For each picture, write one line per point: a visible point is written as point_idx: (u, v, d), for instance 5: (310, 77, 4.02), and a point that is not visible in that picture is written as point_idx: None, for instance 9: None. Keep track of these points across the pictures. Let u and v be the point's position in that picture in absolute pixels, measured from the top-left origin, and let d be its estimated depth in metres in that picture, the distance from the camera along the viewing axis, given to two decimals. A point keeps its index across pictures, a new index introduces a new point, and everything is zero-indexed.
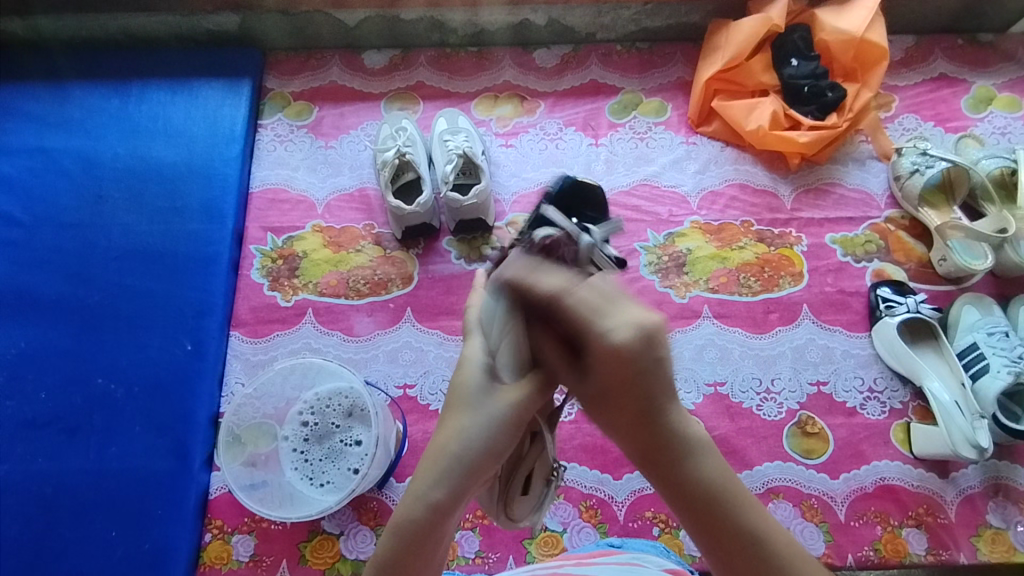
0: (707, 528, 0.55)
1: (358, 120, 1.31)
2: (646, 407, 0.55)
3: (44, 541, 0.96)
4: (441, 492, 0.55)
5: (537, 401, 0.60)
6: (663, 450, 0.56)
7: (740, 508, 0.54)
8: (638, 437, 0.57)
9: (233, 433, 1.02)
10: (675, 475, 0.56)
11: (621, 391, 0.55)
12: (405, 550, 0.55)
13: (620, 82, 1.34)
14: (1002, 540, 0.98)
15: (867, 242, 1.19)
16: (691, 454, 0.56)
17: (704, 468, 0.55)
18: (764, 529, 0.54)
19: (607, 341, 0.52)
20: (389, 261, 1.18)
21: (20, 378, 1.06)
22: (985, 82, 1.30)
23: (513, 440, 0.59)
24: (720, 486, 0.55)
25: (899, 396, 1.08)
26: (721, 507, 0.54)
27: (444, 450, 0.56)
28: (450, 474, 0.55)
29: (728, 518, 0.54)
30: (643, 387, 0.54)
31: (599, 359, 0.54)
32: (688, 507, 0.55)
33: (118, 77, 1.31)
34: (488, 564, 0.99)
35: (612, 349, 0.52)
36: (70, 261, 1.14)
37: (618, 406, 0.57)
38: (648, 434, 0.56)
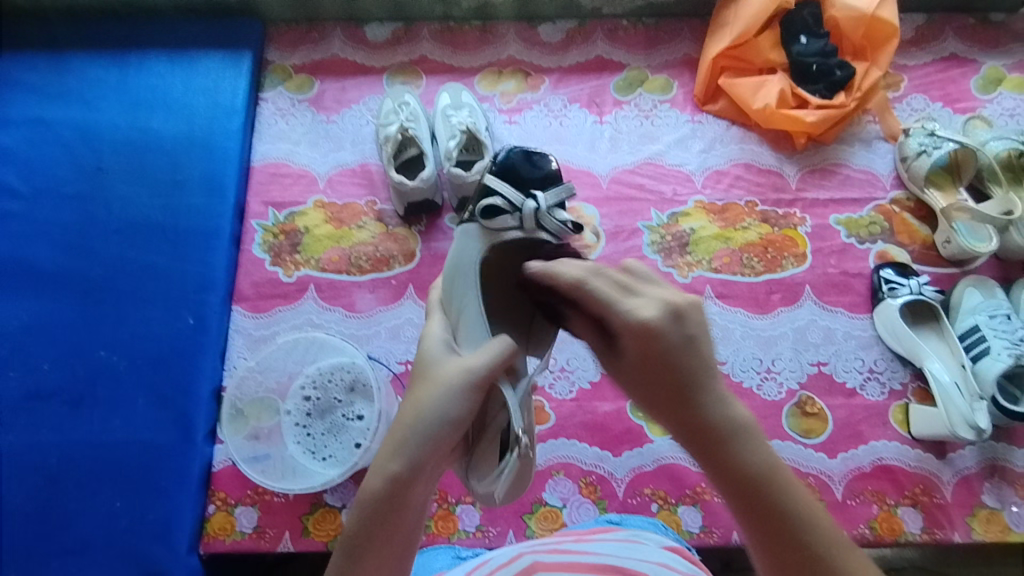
0: (757, 517, 0.50)
1: (359, 94, 1.30)
2: (677, 384, 0.53)
3: (49, 511, 0.97)
4: (399, 463, 0.54)
5: (494, 370, 0.59)
6: (703, 430, 0.53)
7: (784, 494, 0.50)
8: (672, 416, 0.54)
9: (236, 406, 1.05)
10: (714, 458, 0.52)
11: (654, 369, 0.54)
12: (368, 525, 0.54)
13: (626, 58, 1.32)
14: (997, 520, 0.99)
15: (871, 224, 1.18)
16: (739, 438, 0.52)
17: (745, 450, 0.52)
18: (809, 519, 0.50)
19: (627, 317, 0.55)
20: (391, 238, 1.18)
21: (22, 350, 1.06)
22: (996, 63, 1.29)
23: (470, 406, 0.57)
24: (761, 467, 0.51)
25: (899, 376, 1.08)
26: (770, 496, 0.50)
27: (401, 423, 0.56)
28: (409, 442, 0.55)
29: (779, 505, 0.50)
30: (674, 367, 0.53)
31: (625, 335, 0.55)
32: (735, 497, 0.51)
33: (117, 48, 1.30)
34: (488, 538, 1.00)
35: (637, 324, 0.54)
36: (70, 233, 1.14)
37: (652, 385, 0.55)
38: (689, 414, 0.53)
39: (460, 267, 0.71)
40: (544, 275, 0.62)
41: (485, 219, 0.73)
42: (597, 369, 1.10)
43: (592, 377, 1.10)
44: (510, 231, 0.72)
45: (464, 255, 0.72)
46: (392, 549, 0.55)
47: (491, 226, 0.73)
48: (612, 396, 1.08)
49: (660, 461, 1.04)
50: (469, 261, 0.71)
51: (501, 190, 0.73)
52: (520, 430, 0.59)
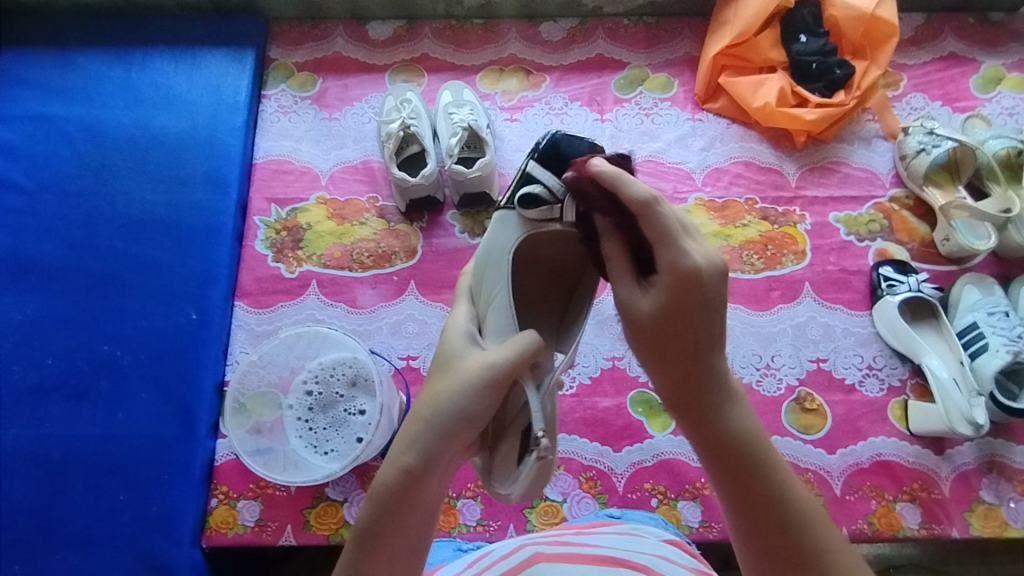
0: (732, 473, 0.56)
1: (362, 92, 1.30)
2: (689, 340, 0.57)
3: (52, 504, 0.97)
4: (413, 455, 0.56)
5: (516, 366, 0.59)
6: (701, 386, 0.58)
7: (766, 457, 0.56)
8: (674, 371, 0.59)
9: (239, 400, 1.05)
10: (705, 413, 0.57)
11: (675, 323, 0.57)
12: (381, 516, 0.55)
13: (626, 57, 1.33)
14: (994, 515, 1.00)
15: (870, 222, 1.19)
16: (728, 401, 0.58)
17: (734, 412, 0.57)
18: (787, 484, 0.55)
19: (681, 258, 0.56)
20: (392, 234, 1.18)
21: (26, 345, 1.07)
22: (995, 62, 1.29)
23: (489, 401, 0.58)
24: (747, 433, 0.57)
25: (898, 373, 1.09)
26: (748, 457, 0.56)
27: (417, 416, 0.58)
28: (425, 437, 0.56)
29: (755, 466, 0.56)
30: (694, 325, 0.57)
31: (669, 273, 0.56)
32: (717, 452, 0.56)
33: (122, 45, 1.31)
34: (489, 532, 1.01)
35: (686, 267, 0.56)
36: (74, 229, 1.15)
37: (665, 338, 0.58)
38: (694, 371, 0.58)
39: (492, 256, 0.71)
40: (612, 182, 0.59)
41: (525, 208, 0.71)
42: (597, 365, 1.11)
43: (592, 373, 1.10)
44: (551, 223, 0.72)
45: (496, 244, 0.72)
46: (405, 542, 0.57)
47: (529, 217, 0.71)
48: (612, 392, 1.09)
49: (659, 456, 1.04)
50: (505, 251, 0.71)
51: (543, 181, 0.71)
52: (540, 431, 0.59)
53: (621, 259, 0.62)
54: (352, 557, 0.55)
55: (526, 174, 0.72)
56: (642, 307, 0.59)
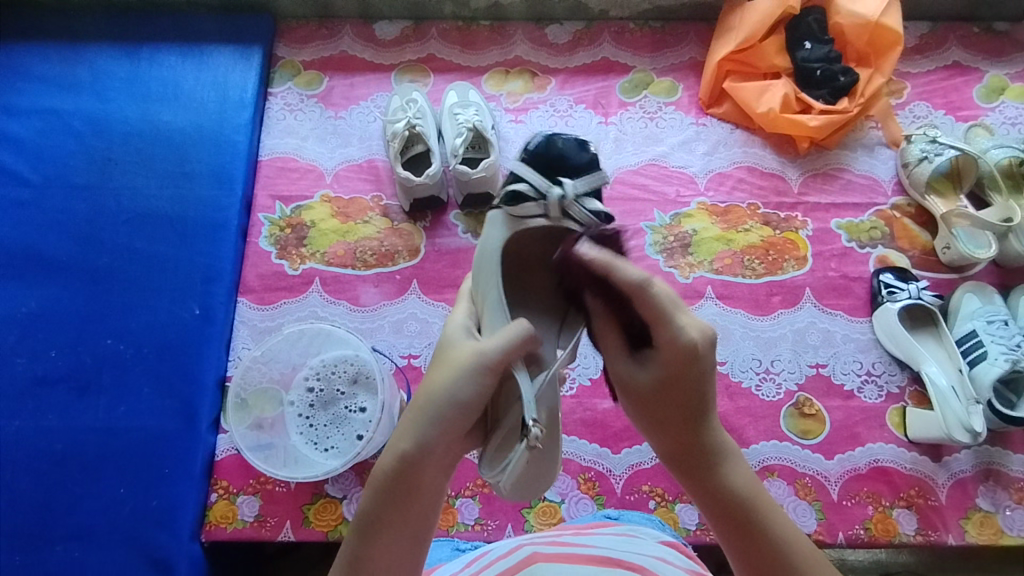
0: (740, 536, 0.57)
1: (368, 91, 1.31)
2: (685, 407, 0.61)
3: (53, 496, 0.98)
4: (409, 442, 0.58)
5: (509, 354, 0.60)
6: (699, 449, 0.61)
7: (767, 519, 0.58)
8: (674, 435, 0.63)
9: (240, 396, 1.06)
10: (705, 477, 0.60)
11: (673, 393, 0.62)
12: (380, 503, 0.57)
13: (632, 60, 1.33)
14: (990, 523, 1.00)
15: (872, 229, 1.20)
16: (729, 464, 0.61)
17: (737, 475, 0.60)
18: (791, 545, 0.56)
19: (677, 334, 0.59)
20: (396, 233, 1.19)
21: (29, 337, 1.08)
22: (999, 72, 1.30)
23: (482, 390, 0.59)
24: (746, 494, 0.59)
25: (896, 380, 1.09)
26: (754, 519, 0.58)
27: (412, 405, 0.59)
28: (419, 424, 0.58)
29: (763, 529, 0.57)
30: (688, 391, 0.61)
31: (667, 349, 0.60)
32: (724, 516, 0.59)
33: (130, 41, 1.31)
34: (487, 531, 1.01)
35: (683, 341, 0.59)
36: (79, 222, 1.15)
37: (664, 405, 0.63)
38: (693, 437, 0.62)
39: (484, 255, 0.72)
40: (605, 267, 0.60)
41: (510, 206, 0.72)
42: (597, 366, 1.11)
43: (592, 374, 1.11)
44: (536, 218, 0.71)
45: (489, 240, 0.73)
46: (405, 531, 0.58)
47: (513, 213, 0.72)
48: (612, 394, 1.09)
49: (658, 459, 1.05)
50: (495, 248, 0.72)
51: (527, 177, 0.71)
52: (530, 419, 0.59)
53: (616, 335, 0.65)
54: (353, 545, 0.57)
55: (512, 173, 0.73)
56: (641, 378, 0.64)
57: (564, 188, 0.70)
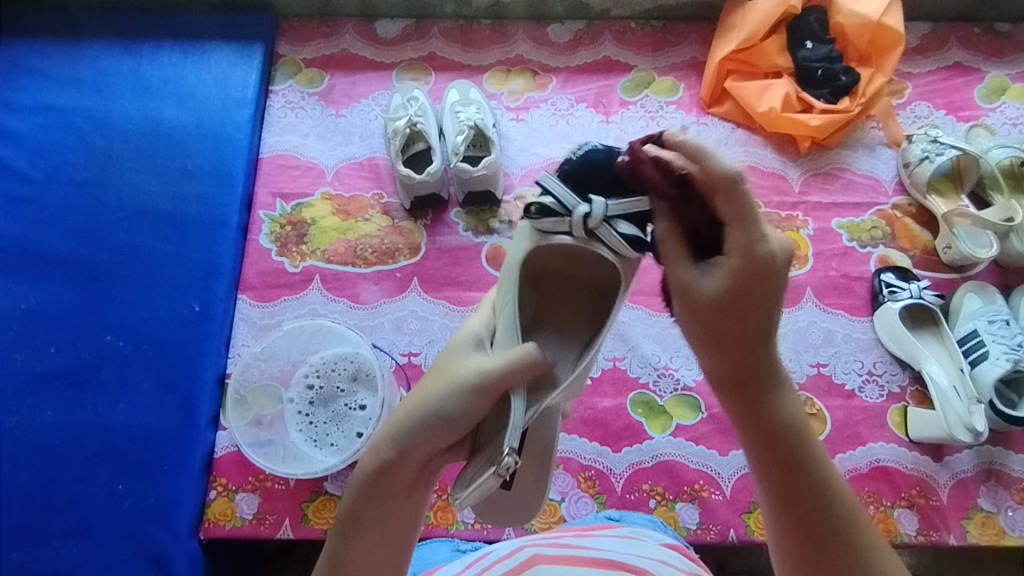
0: (779, 465, 0.57)
1: (369, 89, 1.31)
2: (744, 325, 0.57)
3: (51, 492, 0.97)
4: (391, 447, 0.60)
5: (506, 378, 0.60)
6: (753, 377, 0.58)
7: (812, 455, 0.57)
8: (728, 359, 0.59)
9: (240, 393, 1.06)
10: (756, 404, 0.58)
11: (740, 306, 0.57)
12: (362, 501, 0.61)
13: (633, 60, 1.33)
14: (992, 523, 1.00)
15: (873, 228, 1.19)
16: (778, 390, 0.59)
17: (784, 403, 0.58)
18: (829, 477, 0.57)
19: (760, 241, 0.56)
20: (396, 231, 1.19)
21: (29, 333, 1.07)
22: (1000, 72, 1.30)
23: (473, 407, 0.60)
24: (794, 429, 0.58)
25: (897, 380, 1.09)
26: (796, 450, 0.57)
27: (402, 412, 0.62)
28: (402, 431, 0.60)
29: (805, 463, 0.57)
30: (750, 312, 0.57)
31: (744, 255, 0.56)
32: (766, 442, 0.58)
33: (131, 38, 1.31)
34: (487, 530, 1.01)
35: (764, 250, 0.56)
36: (80, 219, 1.15)
37: (720, 321, 0.58)
38: (749, 358, 0.58)
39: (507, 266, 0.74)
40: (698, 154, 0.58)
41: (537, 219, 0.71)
42: (598, 366, 1.11)
43: (593, 373, 1.10)
44: (559, 235, 0.71)
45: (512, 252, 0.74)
46: (385, 531, 0.61)
47: (540, 227, 0.71)
48: (612, 393, 1.09)
49: (658, 457, 1.05)
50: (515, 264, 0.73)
51: (553, 191, 0.70)
52: (507, 450, 0.58)
53: (680, 241, 0.62)
54: (334, 539, 0.61)
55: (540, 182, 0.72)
56: (702, 288, 0.58)
57: (595, 213, 0.68)
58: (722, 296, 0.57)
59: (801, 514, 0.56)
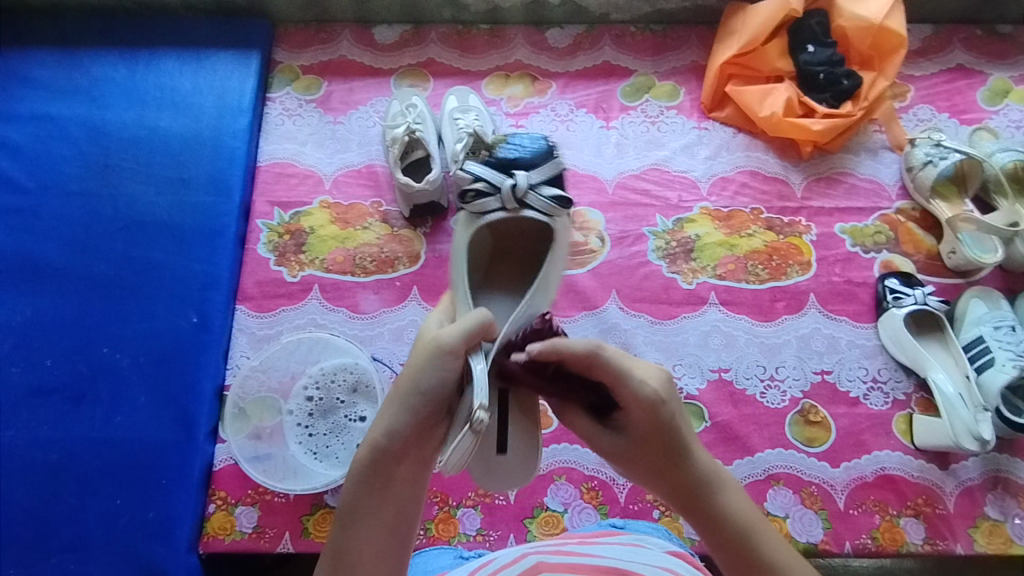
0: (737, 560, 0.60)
1: (367, 96, 1.30)
2: (652, 466, 0.64)
3: (48, 508, 0.96)
4: (382, 432, 0.61)
5: (466, 343, 0.61)
6: (693, 492, 0.63)
7: (765, 546, 0.60)
8: (669, 484, 0.64)
9: (239, 405, 1.06)
10: (705, 516, 0.62)
11: (650, 446, 0.64)
12: (359, 489, 0.61)
13: (633, 64, 1.32)
14: (999, 532, 0.99)
15: (876, 233, 1.18)
16: (716, 492, 0.63)
17: (729, 502, 0.62)
18: (782, 558, 0.59)
19: (640, 390, 0.62)
20: (396, 239, 1.18)
21: (26, 345, 1.06)
22: (1002, 74, 1.29)
23: (441, 374, 0.61)
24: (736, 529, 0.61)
25: (902, 386, 1.08)
26: (745, 543, 0.60)
27: (387, 396, 0.63)
28: (388, 412, 0.62)
29: (756, 550, 0.60)
30: (654, 458, 0.63)
31: (635, 404, 0.63)
32: (721, 546, 0.61)
33: (127, 46, 1.30)
34: (489, 542, 1.00)
35: (646, 397, 0.62)
36: (76, 229, 1.14)
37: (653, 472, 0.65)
38: (679, 476, 0.63)
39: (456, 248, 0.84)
40: (551, 351, 0.63)
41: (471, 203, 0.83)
42: None
43: None
44: (493, 212, 0.82)
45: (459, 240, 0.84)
46: (382, 519, 0.61)
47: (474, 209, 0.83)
48: None
49: None
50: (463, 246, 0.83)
51: (484, 176, 0.82)
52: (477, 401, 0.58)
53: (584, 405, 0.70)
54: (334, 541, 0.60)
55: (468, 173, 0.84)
56: (622, 448, 0.67)
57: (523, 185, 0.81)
58: (639, 456, 0.64)
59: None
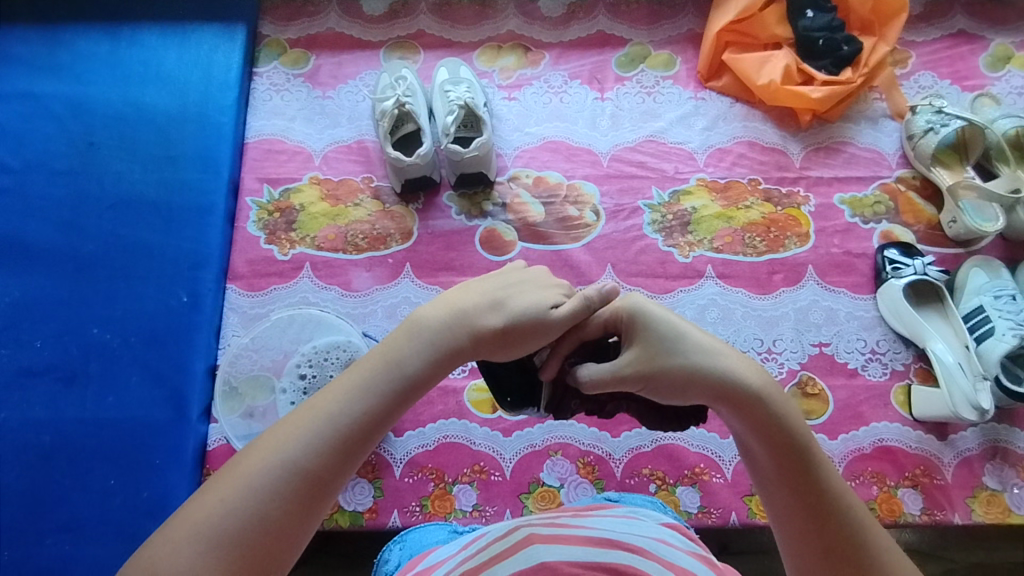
0: (796, 484, 0.55)
1: (356, 69, 1.27)
2: (723, 379, 0.56)
3: (42, 488, 0.96)
4: (422, 360, 0.55)
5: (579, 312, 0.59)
6: (760, 413, 0.55)
7: (825, 475, 0.55)
8: (726, 404, 0.56)
9: (231, 383, 1.05)
10: (775, 430, 0.55)
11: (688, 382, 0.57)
12: (394, 401, 0.54)
13: (628, 33, 1.29)
14: (998, 501, 0.98)
15: (876, 203, 1.16)
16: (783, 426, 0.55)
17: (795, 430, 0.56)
18: (840, 489, 0.55)
19: (630, 319, 0.59)
20: (388, 216, 1.16)
21: (15, 327, 1.05)
22: (1005, 40, 1.26)
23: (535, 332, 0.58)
24: (799, 431, 0.56)
25: (901, 358, 1.07)
26: (807, 466, 0.55)
27: (433, 338, 0.56)
28: (426, 349, 0.56)
29: (815, 475, 0.55)
30: (698, 363, 0.56)
31: (642, 348, 0.58)
32: (787, 465, 0.55)
33: (110, 20, 1.27)
34: (485, 517, 1.00)
35: (639, 319, 0.59)
36: (62, 208, 1.12)
37: (695, 392, 0.57)
38: (747, 401, 0.55)
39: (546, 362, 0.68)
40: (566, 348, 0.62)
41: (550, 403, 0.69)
42: None
43: None
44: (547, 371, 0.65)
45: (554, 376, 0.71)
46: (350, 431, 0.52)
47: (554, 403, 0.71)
48: None
49: (658, 441, 1.03)
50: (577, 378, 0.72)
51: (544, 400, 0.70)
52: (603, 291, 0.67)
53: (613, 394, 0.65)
54: (288, 441, 0.51)
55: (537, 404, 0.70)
56: (672, 375, 0.57)
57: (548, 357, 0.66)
58: (682, 367, 0.56)
59: (846, 549, 0.53)
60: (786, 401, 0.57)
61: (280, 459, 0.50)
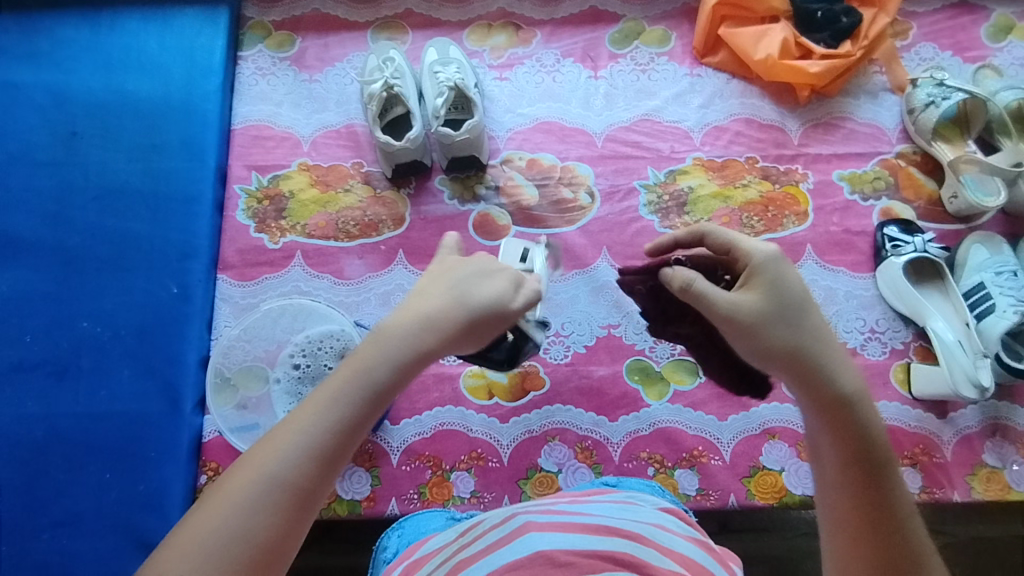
0: (865, 485, 0.58)
1: (343, 51, 1.24)
2: (812, 362, 0.61)
3: (38, 483, 0.95)
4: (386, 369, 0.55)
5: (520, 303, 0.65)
6: (845, 407, 0.59)
7: (895, 488, 0.58)
8: (812, 391, 0.60)
9: (223, 375, 1.04)
10: (856, 428, 0.59)
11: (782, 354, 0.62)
12: (365, 407, 0.54)
13: (622, 9, 1.26)
14: (997, 478, 0.98)
15: (876, 179, 1.14)
16: (863, 429, 0.59)
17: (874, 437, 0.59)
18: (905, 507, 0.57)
19: (768, 280, 0.65)
20: (379, 202, 1.14)
21: (5, 322, 1.04)
22: (1007, 9, 1.22)
23: (486, 326, 0.63)
24: (878, 441, 0.59)
25: (900, 336, 1.06)
26: (878, 472, 0.58)
27: (399, 334, 0.58)
28: (392, 346, 0.57)
29: (885, 485, 0.57)
30: (808, 341, 0.62)
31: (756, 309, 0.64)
32: (858, 464, 0.58)
33: (88, 5, 1.23)
34: (483, 503, 0.99)
35: (781, 288, 0.64)
36: (47, 200, 1.10)
37: (781, 365, 0.62)
38: (835, 394, 0.60)
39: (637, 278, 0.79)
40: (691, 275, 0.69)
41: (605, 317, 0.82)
42: (592, 333, 1.07)
43: (588, 342, 1.07)
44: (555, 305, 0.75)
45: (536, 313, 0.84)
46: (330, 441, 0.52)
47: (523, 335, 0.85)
48: (608, 360, 1.06)
49: (656, 425, 1.02)
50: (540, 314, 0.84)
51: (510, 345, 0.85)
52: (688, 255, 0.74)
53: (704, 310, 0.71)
54: (271, 455, 0.50)
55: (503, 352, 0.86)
56: (770, 333, 0.63)
57: None
58: (787, 339, 0.62)
59: (903, 559, 0.55)
60: (872, 409, 0.61)
61: (260, 474, 0.49)
